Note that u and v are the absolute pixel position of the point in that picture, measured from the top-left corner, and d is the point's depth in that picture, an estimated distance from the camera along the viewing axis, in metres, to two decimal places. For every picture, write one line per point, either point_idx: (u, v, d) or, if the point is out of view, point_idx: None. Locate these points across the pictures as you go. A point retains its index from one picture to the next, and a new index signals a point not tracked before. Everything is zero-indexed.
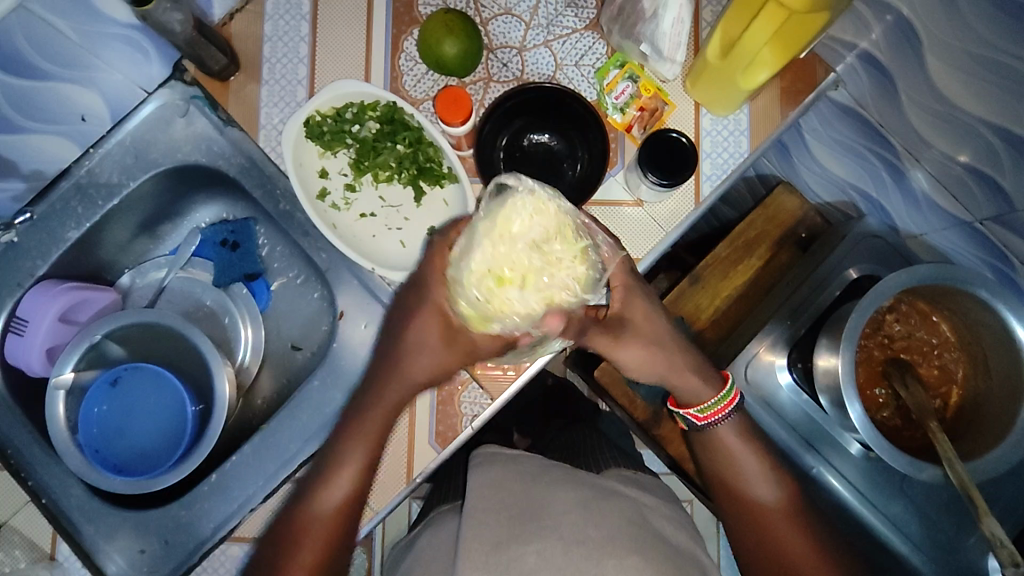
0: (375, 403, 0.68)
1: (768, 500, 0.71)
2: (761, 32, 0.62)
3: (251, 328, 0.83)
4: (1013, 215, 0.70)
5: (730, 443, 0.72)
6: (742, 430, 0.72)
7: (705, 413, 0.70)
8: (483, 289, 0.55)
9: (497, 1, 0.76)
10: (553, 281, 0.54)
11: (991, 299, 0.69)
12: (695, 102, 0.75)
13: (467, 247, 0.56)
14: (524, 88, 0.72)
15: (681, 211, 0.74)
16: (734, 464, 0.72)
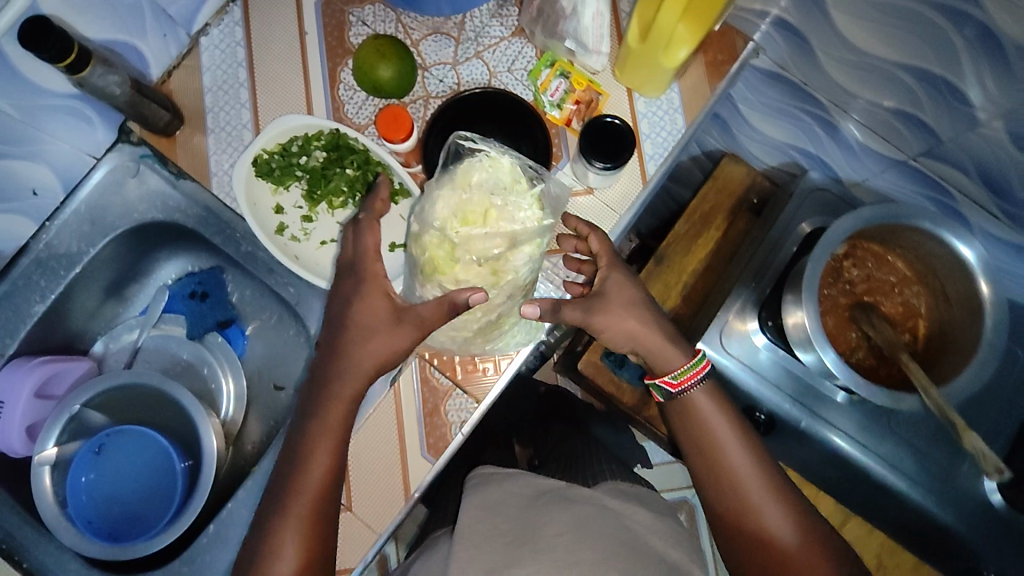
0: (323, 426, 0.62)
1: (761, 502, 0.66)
2: (672, 11, 0.64)
3: (231, 378, 0.86)
4: (942, 145, 0.72)
5: (722, 440, 0.67)
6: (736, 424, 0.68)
7: (679, 379, 0.67)
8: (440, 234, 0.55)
9: (424, 21, 0.78)
10: (513, 218, 0.55)
11: (936, 229, 0.70)
12: (627, 88, 0.76)
13: (429, 197, 0.56)
14: (465, 95, 0.71)
15: (630, 193, 0.75)
16: (721, 457, 0.67)
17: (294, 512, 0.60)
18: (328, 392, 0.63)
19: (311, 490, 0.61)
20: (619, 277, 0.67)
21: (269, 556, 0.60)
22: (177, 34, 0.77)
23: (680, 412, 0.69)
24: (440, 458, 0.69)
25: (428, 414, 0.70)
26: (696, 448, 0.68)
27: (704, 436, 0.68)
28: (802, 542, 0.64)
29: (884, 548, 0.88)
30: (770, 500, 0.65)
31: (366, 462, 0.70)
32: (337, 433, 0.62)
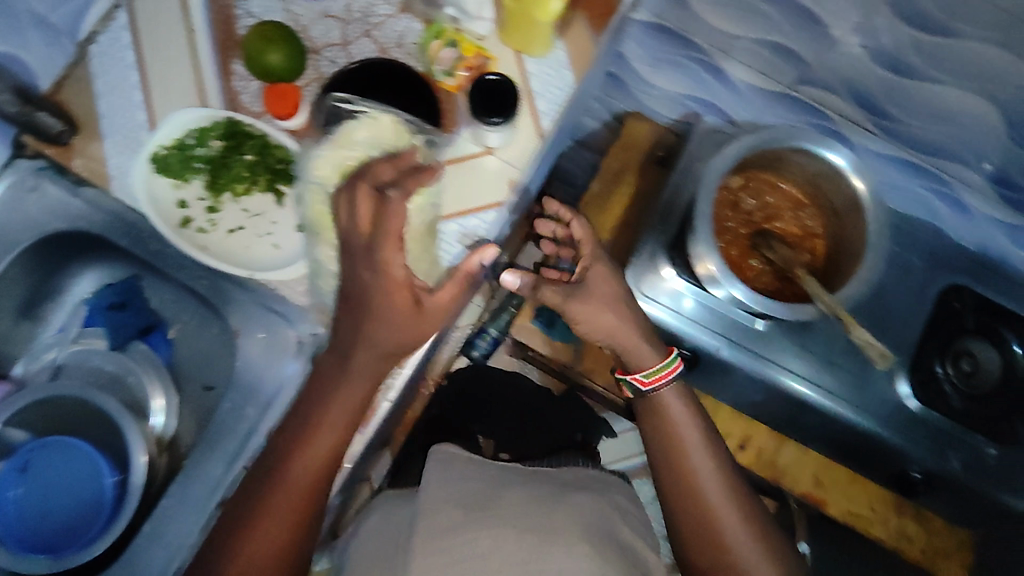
0: (333, 398, 0.63)
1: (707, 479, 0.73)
2: None
3: (161, 394, 0.85)
4: (808, 69, 0.77)
5: (682, 437, 0.74)
6: (694, 414, 0.75)
7: (650, 378, 0.73)
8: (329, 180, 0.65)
9: (311, 7, 0.78)
10: (390, 166, 0.66)
11: (814, 147, 0.75)
12: (515, 51, 0.77)
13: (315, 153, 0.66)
14: (347, 70, 0.71)
15: (528, 148, 0.77)
16: (690, 468, 0.73)
17: (280, 500, 0.63)
18: (348, 366, 0.63)
19: (310, 463, 0.63)
20: (602, 270, 0.74)
21: (248, 540, 0.62)
22: (63, 44, 0.77)
23: (651, 411, 0.76)
24: (369, 426, 0.71)
25: None
26: (662, 448, 0.75)
27: (671, 434, 0.74)
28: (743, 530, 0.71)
29: (818, 468, 0.93)
30: (732, 517, 0.71)
31: None
32: (338, 423, 0.63)
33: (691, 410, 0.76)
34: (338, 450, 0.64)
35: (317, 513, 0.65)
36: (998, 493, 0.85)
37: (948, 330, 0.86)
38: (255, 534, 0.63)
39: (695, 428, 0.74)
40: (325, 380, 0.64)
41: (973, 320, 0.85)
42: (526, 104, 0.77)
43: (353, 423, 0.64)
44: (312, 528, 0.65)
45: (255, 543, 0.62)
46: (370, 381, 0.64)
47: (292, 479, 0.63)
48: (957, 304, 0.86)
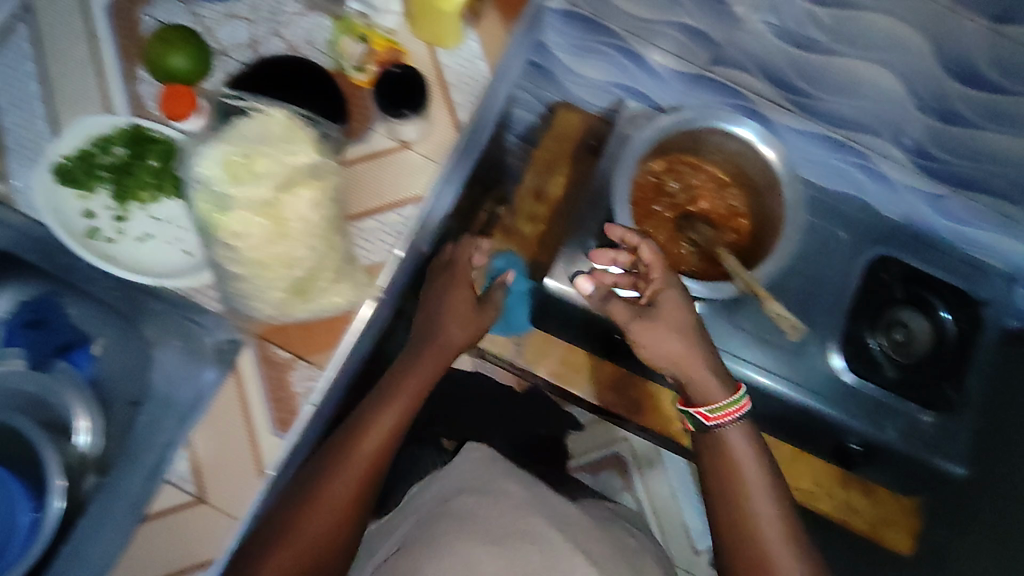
0: (414, 373, 0.80)
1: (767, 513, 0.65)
2: None
3: (85, 416, 0.78)
4: (718, 49, 0.77)
5: (747, 472, 0.67)
6: (758, 447, 0.68)
7: (715, 414, 0.67)
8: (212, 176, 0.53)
9: (218, 9, 0.77)
10: (282, 161, 0.54)
11: (726, 125, 0.77)
12: (427, 44, 0.76)
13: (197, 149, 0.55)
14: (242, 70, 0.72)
15: (445, 140, 0.75)
16: (751, 514, 0.65)
17: (341, 473, 0.72)
18: (427, 350, 0.82)
19: (389, 420, 0.76)
20: (674, 296, 0.69)
21: (318, 490, 0.71)
22: None
23: (715, 447, 0.68)
24: (292, 431, 0.68)
25: (273, 390, 0.69)
26: (720, 482, 0.67)
27: (733, 476, 0.67)
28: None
29: None
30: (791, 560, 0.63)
31: (215, 447, 0.68)
32: (412, 391, 0.79)
33: (757, 453, 0.68)
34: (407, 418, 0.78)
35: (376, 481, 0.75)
36: (936, 460, 0.86)
37: (878, 301, 0.87)
38: (313, 505, 0.70)
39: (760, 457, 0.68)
40: (416, 354, 0.82)
41: (902, 290, 0.87)
42: (440, 96, 0.75)
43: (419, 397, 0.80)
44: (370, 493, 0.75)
45: (316, 502, 0.71)
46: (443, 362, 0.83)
47: (366, 436, 0.75)
48: (885, 275, 0.87)
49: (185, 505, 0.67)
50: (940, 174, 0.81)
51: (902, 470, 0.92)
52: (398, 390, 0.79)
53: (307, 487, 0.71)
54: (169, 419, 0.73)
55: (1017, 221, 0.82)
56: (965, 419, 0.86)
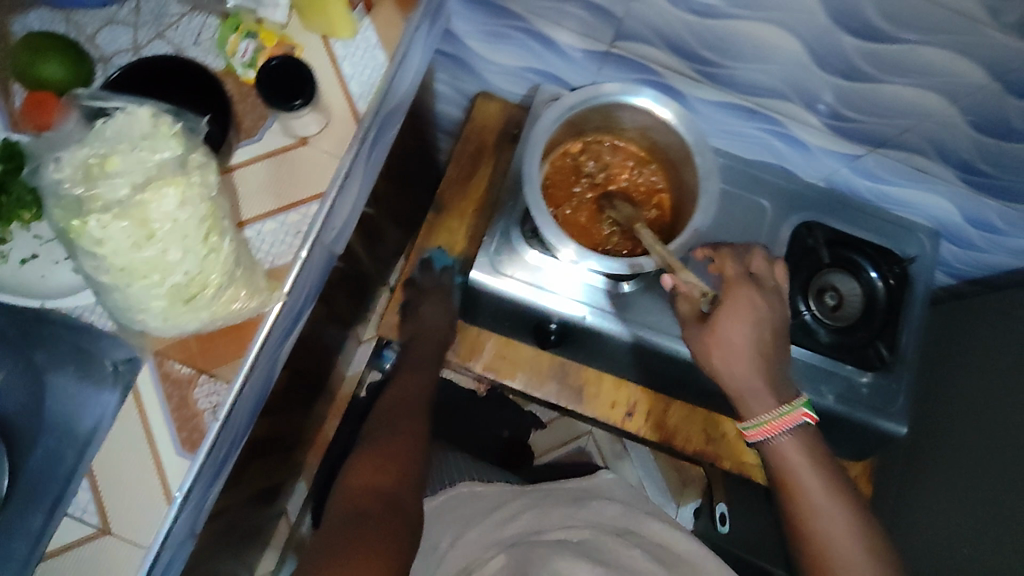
0: (421, 350, 0.89)
1: (842, 521, 0.68)
2: None
3: None
4: (620, 24, 0.75)
5: (806, 487, 0.70)
6: (806, 442, 0.71)
7: (748, 431, 0.72)
8: (68, 180, 0.50)
9: (95, 14, 0.72)
10: (141, 160, 0.51)
11: (632, 98, 0.75)
12: (321, 36, 0.74)
13: (55, 151, 0.52)
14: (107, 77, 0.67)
15: (346, 135, 0.72)
16: (805, 512, 0.69)
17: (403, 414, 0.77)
18: (426, 329, 0.91)
19: (420, 379, 0.84)
20: (748, 298, 0.70)
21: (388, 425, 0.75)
22: None
23: (767, 455, 0.72)
24: (198, 453, 0.64)
25: (175, 408, 0.65)
26: (789, 501, 0.71)
27: (789, 482, 0.70)
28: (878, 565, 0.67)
29: (706, 423, 0.95)
30: (845, 532, 0.68)
31: (118, 475, 0.64)
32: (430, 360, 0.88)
33: (812, 455, 0.71)
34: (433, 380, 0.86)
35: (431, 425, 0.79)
36: (880, 422, 0.84)
37: (806, 267, 0.87)
38: (382, 437, 0.73)
39: (818, 472, 0.70)
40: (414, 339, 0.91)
41: (829, 254, 0.87)
42: (338, 89, 0.73)
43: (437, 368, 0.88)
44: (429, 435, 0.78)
45: (391, 432, 0.74)
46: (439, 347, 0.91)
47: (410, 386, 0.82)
48: (811, 240, 0.87)
49: (88, 538, 0.63)
50: (852, 134, 0.81)
51: (848, 437, 0.91)
52: (424, 366, 0.86)
53: (388, 416, 0.77)
54: (71, 450, 0.69)
55: (928, 174, 0.84)
56: (903, 379, 0.86)
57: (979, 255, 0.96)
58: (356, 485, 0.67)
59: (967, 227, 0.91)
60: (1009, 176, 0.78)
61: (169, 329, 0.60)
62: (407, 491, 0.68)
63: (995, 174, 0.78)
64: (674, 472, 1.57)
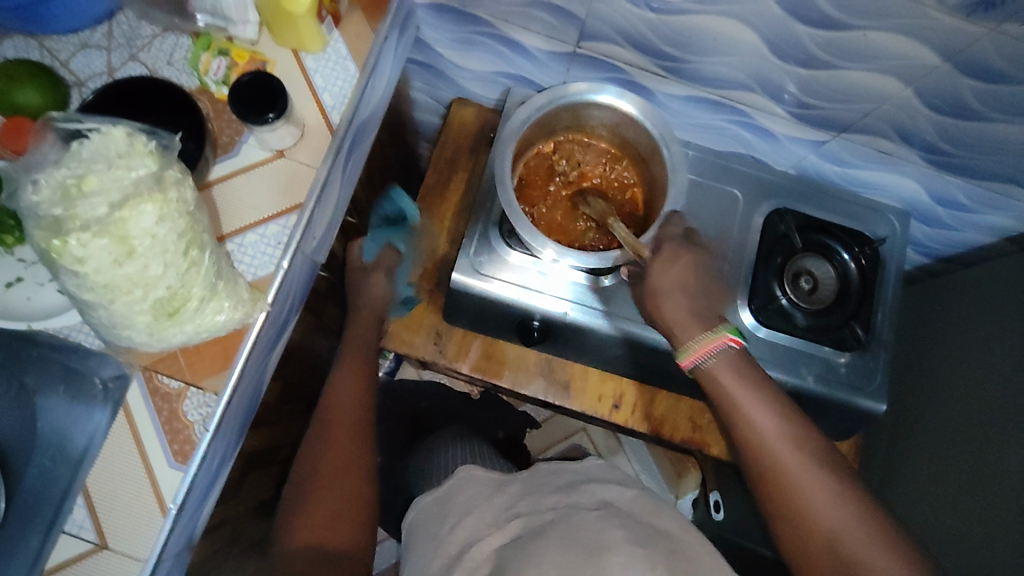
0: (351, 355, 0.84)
1: (779, 454, 0.67)
2: None
3: None
4: (584, 25, 0.77)
5: (730, 396, 0.71)
6: (734, 363, 0.72)
7: (688, 358, 0.74)
8: (45, 200, 0.51)
9: (69, 39, 0.73)
10: (118, 179, 0.52)
11: (599, 96, 0.77)
12: (292, 50, 0.75)
13: (32, 172, 0.53)
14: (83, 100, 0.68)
15: (322, 146, 0.74)
16: (750, 438, 0.69)
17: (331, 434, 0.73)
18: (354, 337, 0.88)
19: (347, 387, 0.79)
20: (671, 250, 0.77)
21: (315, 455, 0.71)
22: None
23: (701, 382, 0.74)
24: (191, 463, 0.66)
25: (166, 422, 0.67)
26: (739, 438, 0.70)
27: (721, 404, 0.72)
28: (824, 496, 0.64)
29: (693, 411, 0.97)
30: (790, 451, 0.66)
31: (113, 490, 0.65)
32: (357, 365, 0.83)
33: (744, 378, 0.71)
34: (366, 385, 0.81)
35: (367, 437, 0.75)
36: (859, 401, 0.87)
37: (780, 253, 0.89)
38: (311, 475, 0.69)
39: (766, 410, 0.69)
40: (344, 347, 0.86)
41: (801, 239, 0.89)
42: (312, 102, 0.75)
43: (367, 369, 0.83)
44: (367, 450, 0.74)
45: (316, 466, 0.70)
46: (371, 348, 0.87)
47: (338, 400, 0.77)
48: (783, 227, 0.89)
49: (87, 553, 0.64)
50: (818, 120, 0.83)
51: (831, 417, 0.93)
52: (345, 372, 0.82)
53: (315, 443, 0.72)
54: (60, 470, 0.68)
55: (895, 157, 0.86)
56: (879, 357, 0.88)
57: (950, 232, 0.98)
58: (320, 509, 0.66)
59: (936, 206, 0.93)
60: (971, 154, 0.80)
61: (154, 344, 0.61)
62: (351, 531, 0.66)
63: (958, 153, 0.81)
64: (670, 465, 1.58)
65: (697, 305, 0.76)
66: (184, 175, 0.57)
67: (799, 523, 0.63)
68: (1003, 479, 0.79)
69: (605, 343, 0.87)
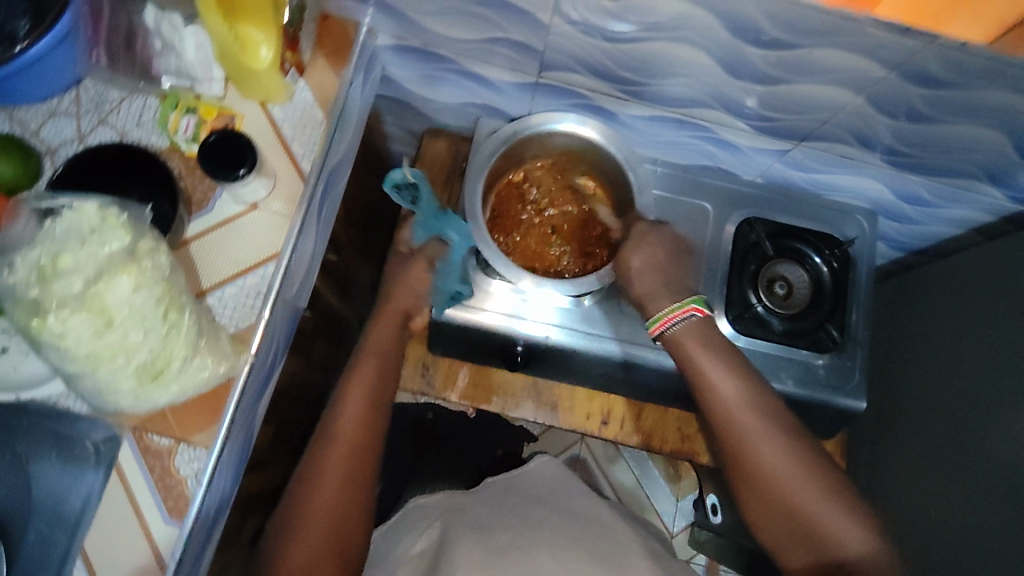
0: (365, 353, 0.80)
1: (743, 423, 0.70)
2: (219, 27, 0.63)
3: None
4: (543, 56, 0.79)
5: (698, 365, 0.73)
6: (701, 337, 0.74)
7: (655, 323, 0.75)
8: (23, 281, 0.53)
9: (38, 108, 0.73)
10: (93, 255, 0.54)
11: (561, 123, 0.79)
12: (259, 102, 0.76)
13: (11, 252, 0.54)
14: (55, 171, 0.70)
15: (295, 194, 0.75)
16: (715, 403, 0.72)
17: (331, 456, 0.72)
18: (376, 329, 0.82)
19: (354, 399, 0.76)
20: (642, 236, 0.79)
21: (313, 476, 0.71)
22: None
23: (672, 347, 0.75)
24: (186, 520, 0.66)
25: (158, 479, 0.68)
26: (701, 396, 0.73)
27: (693, 372, 0.73)
28: (784, 467, 0.68)
29: (681, 421, 0.99)
30: (759, 427, 0.70)
31: (110, 552, 0.66)
32: (371, 369, 0.78)
33: (710, 349, 0.73)
34: (376, 395, 0.77)
35: (370, 461, 0.74)
36: (839, 400, 0.88)
37: (753, 261, 0.90)
38: (305, 499, 0.70)
39: (733, 380, 0.72)
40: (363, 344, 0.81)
41: (773, 246, 0.91)
42: (282, 152, 0.76)
43: (381, 373, 0.79)
44: (364, 477, 0.73)
45: (311, 490, 0.70)
46: (391, 348, 0.81)
47: (345, 411, 0.75)
48: (753, 236, 0.91)
49: None
50: (778, 131, 0.85)
51: (815, 418, 0.94)
52: (354, 376, 0.78)
53: (314, 462, 0.72)
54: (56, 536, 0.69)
55: (856, 161, 0.88)
56: (856, 356, 0.90)
57: (918, 227, 1.01)
58: (304, 544, 0.68)
59: (902, 204, 0.96)
60: (928, 154, 0.82)
61: (139, 406, 0.62)
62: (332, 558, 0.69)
63: (916, 154, 0.83)
64: (669, 469, 1.60)
65: (669, 280, 0.78)
66: (157, 242, 0.58)
67: (764, 486, 0.69)
68: (986, 470, 0.81)
69: (588, 362, 0.89)
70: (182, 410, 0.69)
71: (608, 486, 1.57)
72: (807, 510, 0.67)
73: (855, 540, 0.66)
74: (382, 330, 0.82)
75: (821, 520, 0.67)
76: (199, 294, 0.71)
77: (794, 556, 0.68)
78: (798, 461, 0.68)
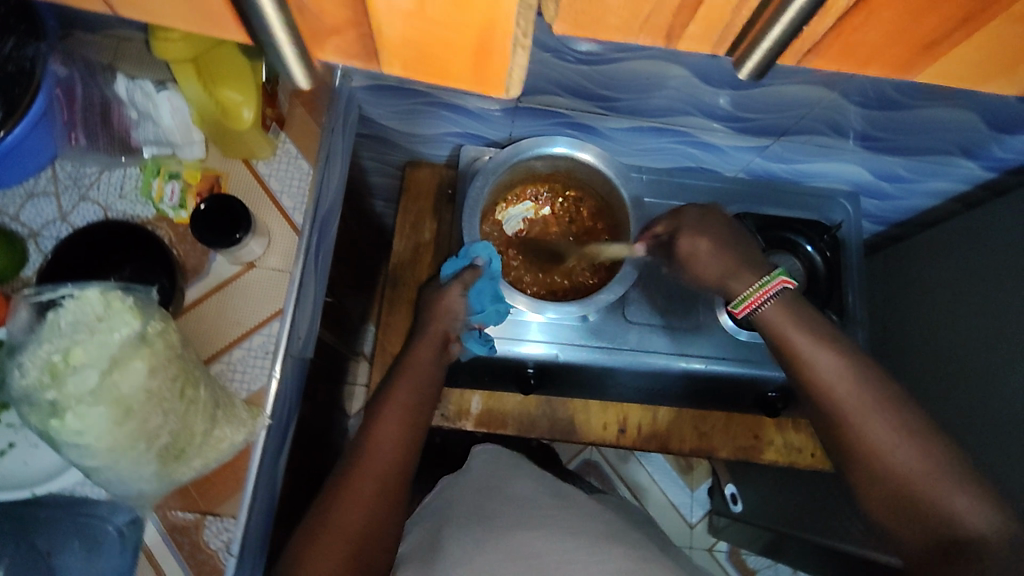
0: (400, 377, 0.77)
1: (857, 393, 0.63)
2: (190, 81, 0.64)
3: None
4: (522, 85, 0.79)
5: (795, 341, 0.66)
6: (793, 311, 0.68)
7: (740, 305, 0.71)
8: (35, 380, 0.52)
9: (16, 190, 0.71)
10: (103, 344, 0.53)
11: (544, 152, 0.83)
12: (243, 160, 0.75)
13: (24, 348, 0.53)
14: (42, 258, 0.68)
15: (291, 249, 0.74)
16: (809, 376, 0.65)
17: (358, 476, 0.69)
18: (416, 348, 0.80)
19: (394, 426, 0.73)
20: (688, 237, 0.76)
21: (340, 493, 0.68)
22: None
23: (764, 326, 0.69)
24: None
25: (189, 556, 0.67)
26: (795, 374, 0.67)
27: (786, 347, 0.67)
28: (903, 437, 0.61)
29: (696, 419, 1.00)
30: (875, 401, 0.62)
31: None
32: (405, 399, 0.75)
33: (804, 320, 0.67)
34: (406, 421, 0.74)
35: (398, 491, 0.71)
36: None
37: None
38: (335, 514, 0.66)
39: (831, 352, 0.65)
40: (397, 372, 0.78)
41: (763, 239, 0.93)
42: (272, 206, 0.75)
43: (415, 401, 0.76)
44: (394, 505, 0.70)
45: (340, 508, 0.67)
46: (418, 384, 0.77)
47: (381, 433, 0.72)
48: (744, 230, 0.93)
49: None
50: (757, 129, 0.86)
51: None
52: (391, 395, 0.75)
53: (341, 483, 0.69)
54: None
55: (834, 149, 0.90)
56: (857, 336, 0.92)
57: (897, 203, 1.03)
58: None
59: (880, 183, 0.98)
60: (903, 137, 0.84)
61: (163, 487, 0.61)
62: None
63: (888, 137, 0.85)
64: (680, 461, 1.62)
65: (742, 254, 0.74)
66: (166, 321, 0.59)
67: (873, 457, 0.61)
68: (987, 430, 0.84)
69: (597, 376, 0.89)
70: (205, 483, 0.68)
71: (624, 484, 1.58)
72: (912, 480, 0.59)
73: (970, 513, 0.57)
74: (419, 357, 0.79)
75: (943, 504, 0.58)
76: (208, 359, 0.70)
77: (903, 535, 0.60)
78: (915, 440, 0.61)
